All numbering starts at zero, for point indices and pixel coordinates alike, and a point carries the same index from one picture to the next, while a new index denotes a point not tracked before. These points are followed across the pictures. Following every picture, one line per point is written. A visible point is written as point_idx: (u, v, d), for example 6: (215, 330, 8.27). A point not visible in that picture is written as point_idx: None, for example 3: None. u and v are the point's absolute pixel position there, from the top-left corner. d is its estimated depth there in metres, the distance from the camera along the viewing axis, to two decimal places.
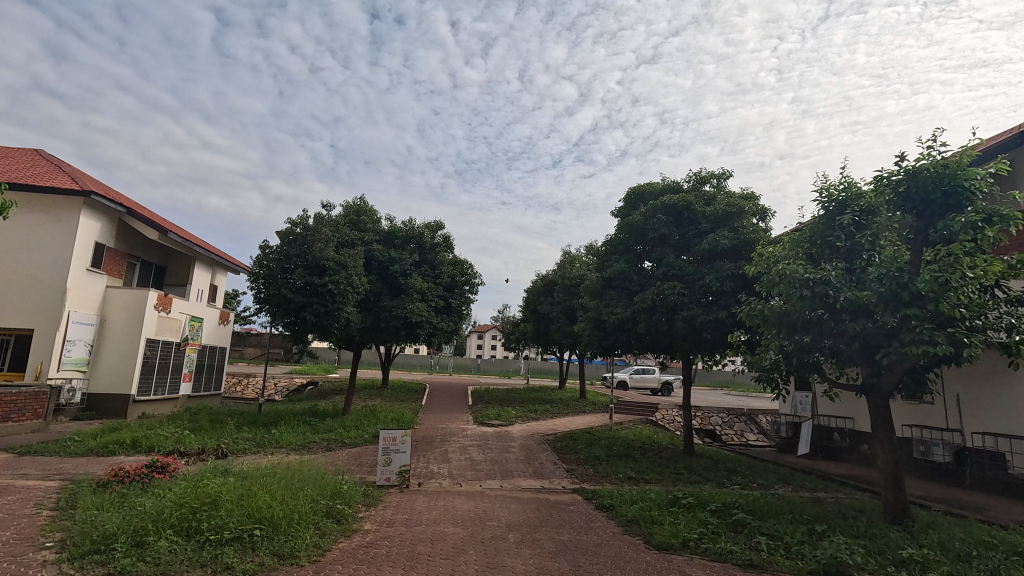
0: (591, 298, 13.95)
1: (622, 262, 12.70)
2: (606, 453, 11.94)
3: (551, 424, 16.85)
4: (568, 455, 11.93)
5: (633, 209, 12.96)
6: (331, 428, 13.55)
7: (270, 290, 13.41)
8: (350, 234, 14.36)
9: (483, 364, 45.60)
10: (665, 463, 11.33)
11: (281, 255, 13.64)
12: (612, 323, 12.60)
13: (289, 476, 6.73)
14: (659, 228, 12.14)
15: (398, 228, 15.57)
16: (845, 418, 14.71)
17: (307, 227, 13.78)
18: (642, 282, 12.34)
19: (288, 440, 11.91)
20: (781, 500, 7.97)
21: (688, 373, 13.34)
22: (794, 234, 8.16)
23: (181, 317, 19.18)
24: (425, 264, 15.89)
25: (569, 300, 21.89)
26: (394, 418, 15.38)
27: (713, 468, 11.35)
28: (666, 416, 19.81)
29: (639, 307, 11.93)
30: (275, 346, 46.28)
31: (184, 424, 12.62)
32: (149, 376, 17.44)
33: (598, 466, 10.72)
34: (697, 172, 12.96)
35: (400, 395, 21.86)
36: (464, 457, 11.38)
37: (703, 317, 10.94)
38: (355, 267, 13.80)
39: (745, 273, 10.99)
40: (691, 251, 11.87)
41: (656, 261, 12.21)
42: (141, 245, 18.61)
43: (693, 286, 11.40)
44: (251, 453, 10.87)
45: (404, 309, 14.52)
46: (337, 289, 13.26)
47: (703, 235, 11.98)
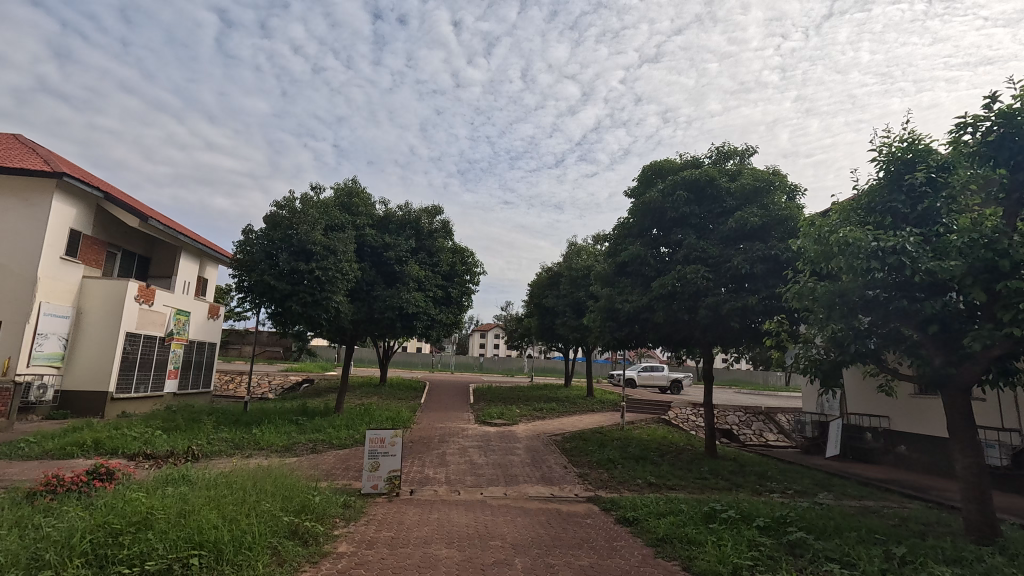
0: (602, 285, 12.78)
1: (637, 245, 11.54)
2: (620, 455, 10.78)
3: (558, 424, 15.73)
4: (578, 458, 10.79)
5: (650, 188, 11.79)
6: (318, 428, 12.43)
7: (252, 277, 12.32)
8: (340, 216, 13.22)
9: (486, 362, 44.52)
10: (687, 467, 10.19)
11: (266, 240, 12.54)
12: (627, 312, 11.45)
13: (252, 486, 5.61)
14: (678, 207, 10.97)
15: (393, 213, 14.44)
16: (879, 417, 13.49)
17: (294, 210, 12.66)
18: (660, 267, 11.19)
19: (269, 441, 10.79)
20: (833, 513, 6.82)
21: (708, 368, 12.17)
22: (849, 201, 7.01)
23: (166, 310, 18.12)
24: (423, 251, 14.75)
25: (576, 293, 20.74)
26: (388, 417, 14.26)
27: (740, 472, 10.20)
28: (680, 415, 18.64)
29: (657, 294, 10.77)
30: (272, 344, 45.28)
31: (158, 424, 11.53)
32: (130, 373, 16.38)
33: (613, 471, 9.58)
34: (719, 146, 11.78)
35: (398, 393, 20.75)
36: (464, 460, 10.24)
37: (731, 304, 9.78)
38: (345, 253, 12.67)
39: (778, 254, 9.83)
40: (715, 231, 10.70)
41: (676, 243, 11.05)
42: (122, 233, 17.52)
43: (718, 270, 10.23)
44: (227, 457, 9.76)
45: (399, 299, 13.39)
46: (324, 275, 12.15)
47: (728, 215, 10.82)
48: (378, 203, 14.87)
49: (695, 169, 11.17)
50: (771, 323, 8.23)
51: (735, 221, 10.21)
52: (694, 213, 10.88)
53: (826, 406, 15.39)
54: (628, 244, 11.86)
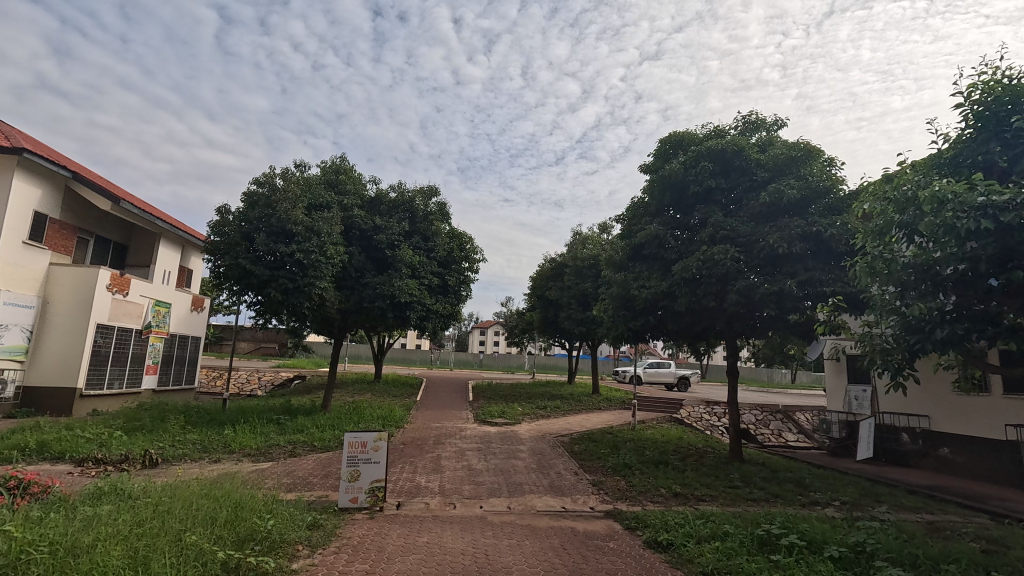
0: (614, 271, 11.57)
1: (655, 224, 10.31)
2: (637, 460, 9.59)
3: (564, 423, 14.55)
4: (590, 463, 9.59)
5: (670, 160, 10.56)
6: (301, 428, 11.24)
7: (226, 261, 11.09)
8: (324, 195, 11.99)
9: (486, 359, 43.31)
10: (715, 474, 9.01)
11: (243, 220, 11.30)
12: (644, 300, 10.23)
13: (188, 509, 4.37)
14: (703, 181, 9.75)
15: (385, 193, 13.22)
16: (918, 417, 12.29)
17: (274, 186, 11.42)
18: (682, 248, 9.95)
19: (243, 444, 9.60)
20: (907, 535, 5.63)
21: (733, 363, 10.98)
22: (926, 157, 5.79)
23: (144, 301, 16.92)
24: (417, 234, 13.52)
25: (581, 285, 19.54)
26: (379, 416, 13.07)
27: (774, 479, 9.01)
28: (693, 415, 17.45)
29: (680, 278, 9.56)
30: (266, 340, 44.15)
31: (120, 425, 10.34)
32: (102, 369, 15.21)
33: (631, 479, 8.39)
34: (747, 115, 10.54)
35: (392, 390, 19.56)
36: (461, 465, 9.05)
37: (766, 288, 8.58)
38: (330, 234, 11.46)
39: (819, 230, 8.63)
40: (745, 207, 9.49)
41: (700, 221, 9.83)
42: (95, 218, 16.27)
43: (750, 250, 9.03)
44: (191, 463, 8.56)
45: (390, 287, 12.19)
46: (307, 259, 10.96)
47: (760, 188, 9.59)
48: (368, 182, 13.62)
49: (721, 138, 9.94)
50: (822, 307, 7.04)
51: (769, 194, 9.00)
52: (721, 186, 9.65)
53: (854, 404, 14.21)
54: (644, 224, 10.63)
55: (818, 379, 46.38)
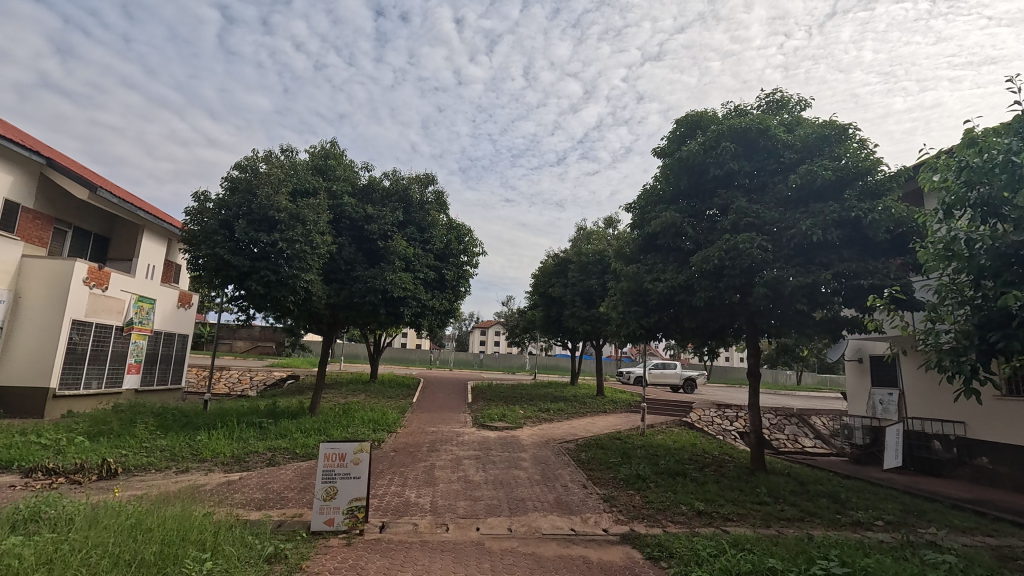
0: (625, 263, 10.65)
1: (671, 212, 9.38)
2: (652, 471, 8.69)
3: (569, 427, 13.66)
4: (599, 474, 8.70)
5: (687, 142, 9.63)
6: (284, 433, 10.36)
7: (203, 250, 10.18)
8: (311, 180, 11.10)
9: (486, 359, 42.43)
10: (738, 487, 8.12)
11: (221, 206, 10.36)
12: (658, 295, 9.32)
13: (105, 554, 3.44)
14: (725, 163, 8.83)
15: (377, 180, 12.33)
16: (953, 423, 11.28)
17: (255, 169, 10.47)
18: (700, 237, 9.03)
19: (217, 451, 8.70)
20: (983, 571, 4.74)
21: (754, 363, 10.08)
22: (1007, 121, 4.87)
23: (125, 296, 16.04)
24: (411, 225, 12.60)
25: (586, 282, 18.63)
26: (371, 419, 12.19)
27: (804, 494, 8.12)
28: (703, 418, 16.53)
29: (699, 270, 8.66)
30: (263, 339, 43.36)
31: (84, 430, 9.45)
32: (78, 368, 14.35)
33: (647, 494, 7.51)
34: (772, 92, 9.62)
35: (388, 391, 18.68)
36: (457, 476, 8.16)
37: (797, 280, 7.67)
38: (316, 222, 10.55)
39: (857, 216, 7.71)
40: (772, 192, 8.58)
41: (721, 207, 8.91)
42: (72, 208, 15.38)
43: (779, 238, 8.11)
44: (156, 473, 7.66)
45: (382, 281, 11.30)
46: (292, 250, 10.07)
47: (788, 171, 8.68)
48: (359, 168, 12.71)
49: (744, 116, 9.01)
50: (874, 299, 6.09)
51: (799, 176, 8.09)
52: (745, 168, 8.73)
53: (879, 408, 13.28)
54: (658, 212, 9.70)
55: (824, 381, 45.47)
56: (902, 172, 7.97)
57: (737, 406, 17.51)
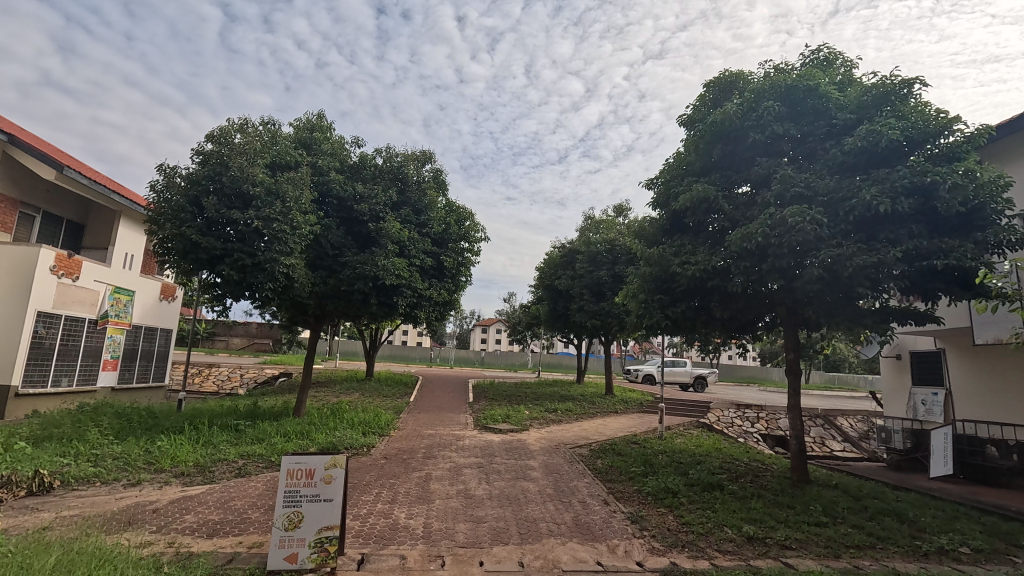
0: (646, 245, 9.44)
1: (702, 184, 8.17)
2: (682, 483, 7.51)
3: (579, 429, 12.47)
4: (620, 486, 7.54)
5: (720, 106, 8.40)
6: (261, 437, 9.18)
7: (169, 230, 8.98)
8: (292, 153, 9.89)
9: (487, 357, 41.24)
10: (785, 503, 6.93)
11: (189, 180, 9.14)
12: (688, 280, 8.12)
13: None
14: (767, 126, 7.60)
15: (368, 157, 11.13)
16: (1012, 427, 10.01)
17: (227, 139, 9.26)
18: (737, 213, 7.81)
19: (179, 460, 7.54)
20: None
21: (793, 359, 8.87)
22: None
23: (99, 287, 14.88)
24: (406, 206, 11.39)
25: (595, 274, 17.40)
26: (361, 421, 11.01)
27: (863, 510, 6.93)
28: (722, 420, 15.32)
29: (738, 250, 7.45)
30: (259, 336, 42.28)
31: (30, 434, 8.26)
32: (45, 364, 13.22)
33: (682, 513, 6.33)
34: (818, 48, 8.36)
35: (383, 389, 17.51)
36: (456, 490, 6.99)
37: (861, 260, 6.47)
38: (298, 198, 9.35)
39: (932, 181, 6.47)
40: (822, 158, 7.37)
41: (761, 177, 7.69)
42: (41, 191, 14.17)
43: (835, 211, 6.89)
44: (100, 488, 6.47)
45: (373, 267, 10.11)
46: (269, 230, 8.91)
47: (841, 134, 7.46)
48: (349, 144, 11.51)
49: (788, 74, 7.76)
50: (979, 307, 5.68)
51: (859, 137, 6.87)
52: (791, 132, 7.52)
53: (921, 410, 12.11)
54: (686, 185, 8.48)
55: (834, 381, 44.30)
56: (982, 132, 6.76)
57: (758, 406, 16.29)
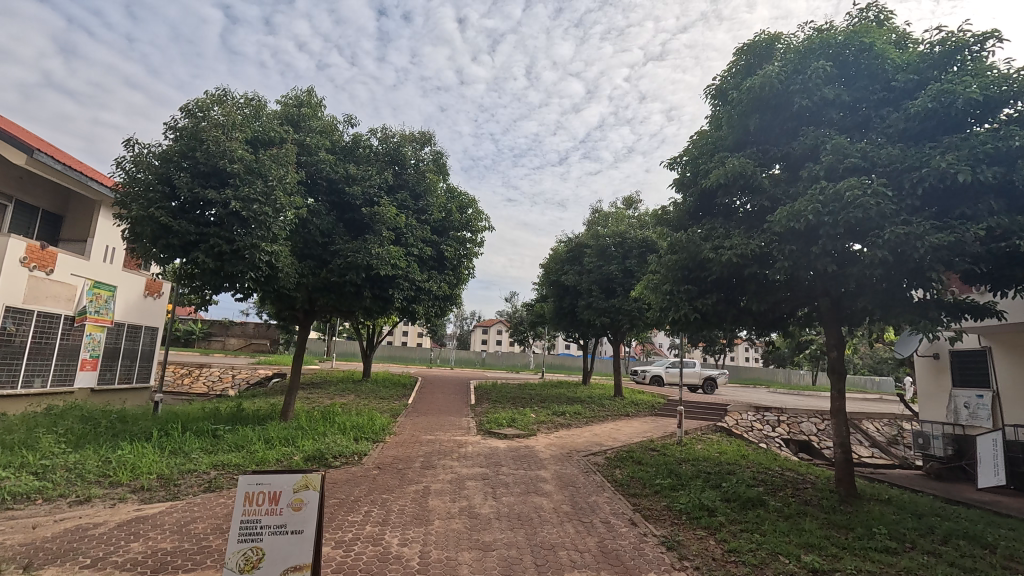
0: (671, 231, 8.47)
1: (738, 159, 7.22)
2: (718, 499, 6.53)
3: (592, 434, 11.51)
4: (646, 502, 6.59)
5: (756, 71, 7.45)
6: (241, 444, 8.23)
7: (137, 211, 8.02)
8: (277, 129, 8.94)
9: (488, 357, 40.28)
10: (841, 524, 5.96)
11: (160, 158, 8.18)
12: (721, 267, 7.15)
13: None
14: (815, 91, 6.66)
15: (362, 136, 10.18)
16: None
17: (204, 112, 8.31)
18: (778, 191, 6.85)
19: (140, 472, 6.57)
20: None
21: (836, 357, 7.90)
22: None
23: (76, 282, 13.93)
24: (404, 190, 10.44)
25: (604, 268, 16.45)
26: (353, 425, 10.05)
27: (934, 532, 5.94)
28: (741, 424, 14.33)
29: (782, 232, 6.48)
30: (256, 337, 41.38)
31: None
32: (14, 363, 12.26)
33: (726, 536, 5.37)
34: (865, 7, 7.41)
35: (379, 390, 16.54)
36: (458, 506, 6.04)
37: (936, 238, 5.50)
38: (283, 177, 8.41)
39: (1018, 146, 5.52)
40: (880, 126, 6.43)
41: (807, 149, 6.73)
42: (11, 179, 13.18)
43: (900, 184, 5.92)
44: (40, 506, 5.51)
45: (366, 255, 9.14)
46: (249, 212, 7.97)
47: (900, 98, 6.52)
48: (340, 123, 10.56)
49: (838, 32, 6.81)
50: None
51: (928, 98, 5.93)
52: (843, 97, 6.57)
53: (963, 413, 11.11)
54: (719, 161, 7.52)
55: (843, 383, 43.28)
56: None
57: (778, 409, 15.30)
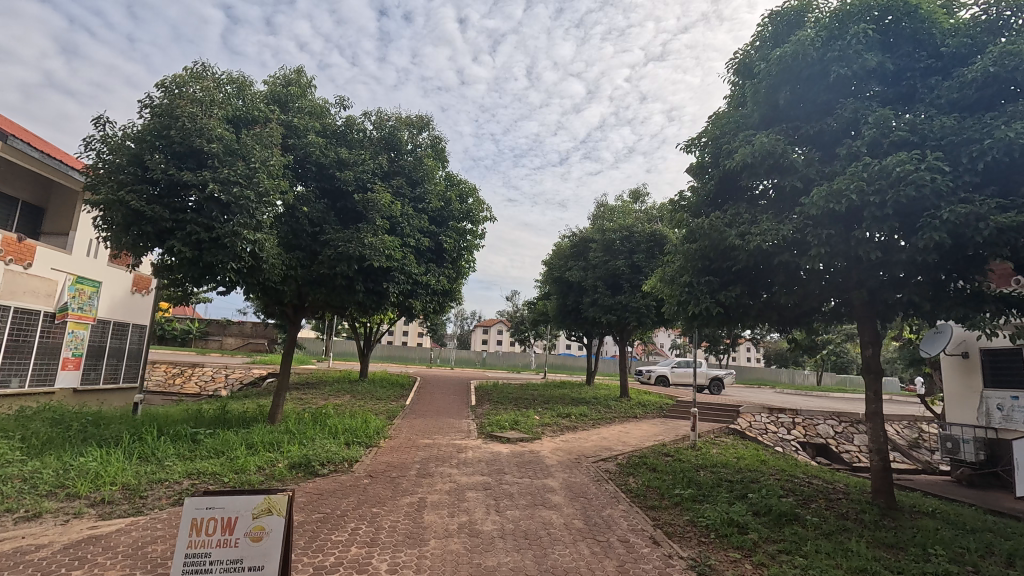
0: (689, 218, 7.79)
1: (767, 136, 6.53)
2: (748, 514, 5.84)
3: (599, 438, 10.81)
4: (667, 516, 5.91)
5: (785, 40, 6.77)
6: (221, 450, 7.54)
7: (107, 195, 7.33)
8: (262, 109, 8.27)
9: (488, 357, 39.61)
10: (891, 543, 5.26)
11: (132, 138, 7.50)
12: (748, 255, 6.47)
13: None
14: (855, 59, 5.97)
15: (354, 119, 9.52)
16: None
17: (181, 88, 7.64)
18: (814, 170, 6.17)
19: (102, 483, 5.88)
20: None
21: (873, 356, 7.19)
22: None
23: (57, 277, 13.26)
24: (400, 177, 9.77)
25: (611, 263, 15.76)
26: (345, 429, 9.38)
27: (996, 552, 5.25)
28: (755, 427, 13.61)
29: (819, 215, 5.80)
30: (254, 337, 40.74)
31: None
32: None
33: (764, 560, 4.68)
34: None
35: (376, 391, 15.86)
36: (456, 522, 5.37)
37: (1003, 218, 4.82)
38: (267, 160, 7.74)
39: None
40: (929, 96, 5.76)
41: (846, 123, 6.06)
42: None
43: (958, 159, 5.25)
44: None
45: (358, 245, 8.46)
46: (229, 197, 7.28)
47: (950, 66, 5.86)
48: (332, 106, 9.89)
49: None
50: None
51: (988, 62, 5.25)
52: (886, 65, 5.89)
53: (997, 416, 10.41)
54: (744, 140, 6.83)
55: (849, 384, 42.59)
56: None
57: (793, 410, 14.61)
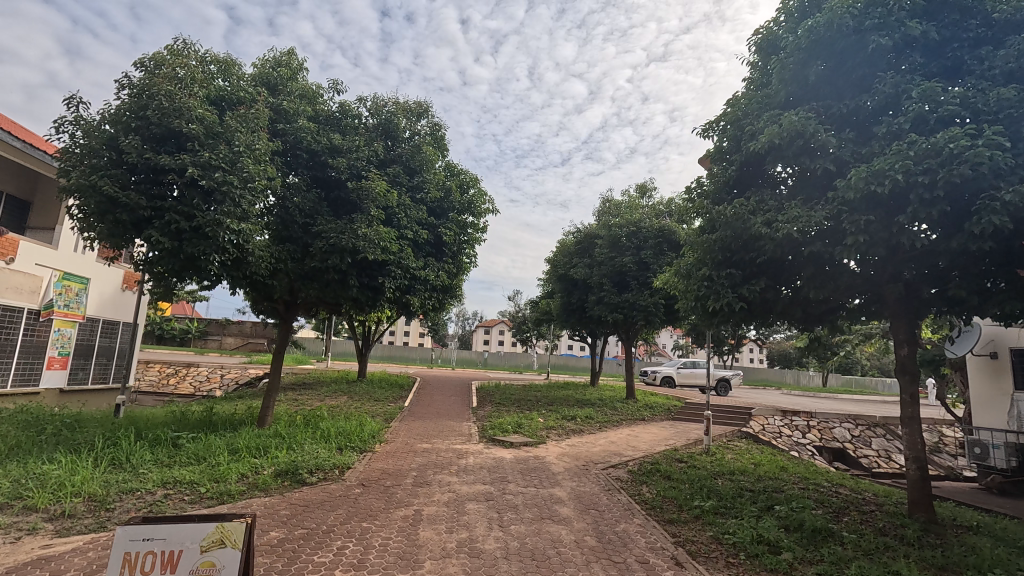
0: (707, 207, 7.21)
1: (796, 114, 5.96)
2: (779, 530, 5.26)
3: (608, 442, 10.25)
4: (687, 532, 5.34)
5: (815, 11, 6.21)
6: (201, 457, 6.98)
7: (79, 181, 6.79)
8: (249, 91, 7.73)
9: (490, 357, 39.04)
10: (943, 565, 4.68)
11: (108, 120, 6.97)
12: (775, 245, 5.91)
13: None
14: (897, 28, 5.41)
15: (349, 104, 8.97)
16: None
17: (161, 67, 7.10)
18: (849, 151, 5.61)
19: (65, 494, 5.33)
20: None
21: (910, 357, 6.52)
22: None
23: (42, 273, 12.73)
24: (397, 166, 9.23)
25: (617, 260, 15.19)
26: (338, 432, 8.82)
27: None
28: (769, 430, 13.03)
29: (858, 199, 5.23)
30: (253, 336, 40.25)
31: None
32: None
33: None
34: None
35: (374, 392, 15.31)
36: (455, 540, 4.81)
37: None
38: (252, 144, 7.20)
39: None
40: (980, 68, 5.19)
41: (885, 100, 5.49)
42: None
43: (1016, 134, 4.68)
44: None
45: (351, 237, 7.92)
46: (210, 182, 6.74)
47: (1001, 35, 5.30)
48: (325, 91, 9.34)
49: None
50: None
51: None
52: (931, 34, 5.32)
53: None
54: (769, 120, 6.27)
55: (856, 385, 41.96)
56: None
57: (807, 413, 14.03)
